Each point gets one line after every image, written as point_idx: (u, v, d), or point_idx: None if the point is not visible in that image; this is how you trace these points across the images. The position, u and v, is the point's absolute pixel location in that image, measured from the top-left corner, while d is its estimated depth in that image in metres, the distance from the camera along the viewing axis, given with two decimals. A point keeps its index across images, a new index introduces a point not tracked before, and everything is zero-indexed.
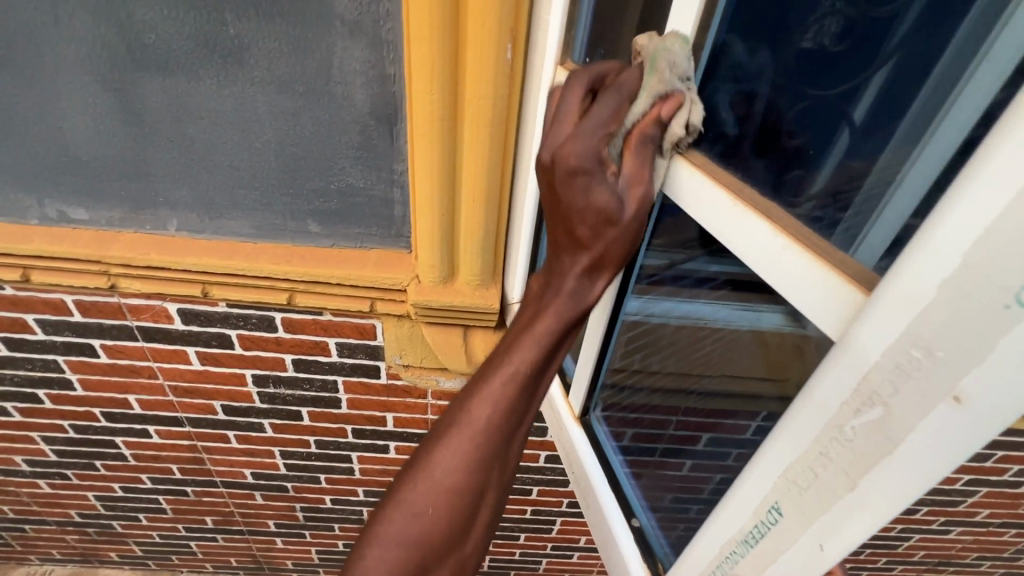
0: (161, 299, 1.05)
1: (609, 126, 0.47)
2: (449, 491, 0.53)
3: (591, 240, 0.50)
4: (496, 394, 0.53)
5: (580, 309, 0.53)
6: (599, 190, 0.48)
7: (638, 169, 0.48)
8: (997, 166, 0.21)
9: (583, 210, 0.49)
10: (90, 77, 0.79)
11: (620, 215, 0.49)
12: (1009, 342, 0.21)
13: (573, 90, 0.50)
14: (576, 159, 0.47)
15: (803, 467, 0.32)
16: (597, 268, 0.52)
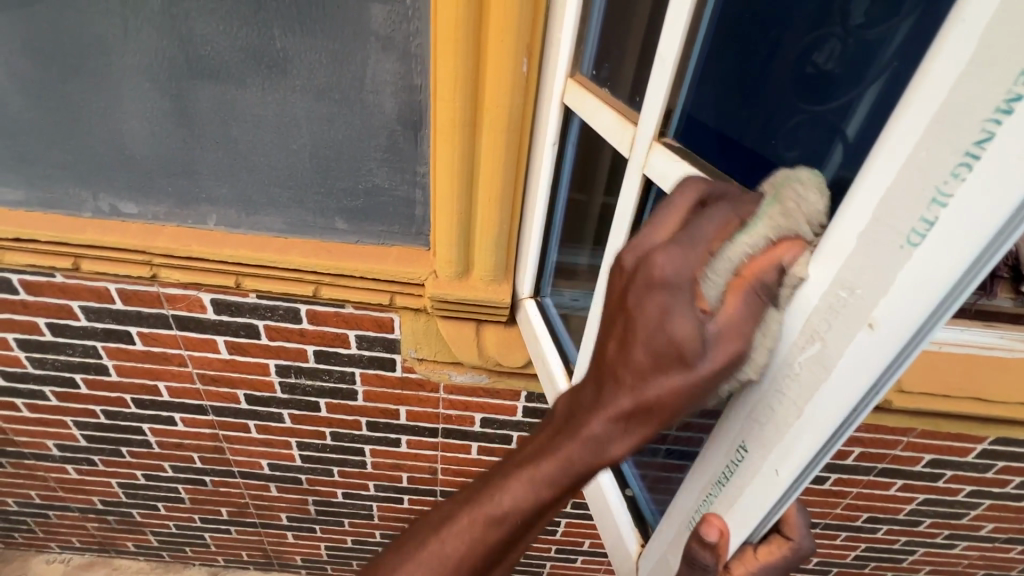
0: (196, 289, 1.13)
1: (711, 243, 0.36)
2: (474, 551, 0.47)
3: (643, 376, 0.37)
4: (533, 480, 0.44)
5: (608, 457, 0.41)
6: (678, 320, 0.35)
7: (736, 325, 0.35)
8: (894, 140, 0.29)
9: (645, 338, 0.37)
10: (151, 85, 0.88)
11: (693, 363, 0.35)
12: (904, 275, 0.29)
13: (681, 200, 0.40)
14: (661, 274, 0.36)
15: (763, 403, 0.38)
16: (640, 420, 0.39)
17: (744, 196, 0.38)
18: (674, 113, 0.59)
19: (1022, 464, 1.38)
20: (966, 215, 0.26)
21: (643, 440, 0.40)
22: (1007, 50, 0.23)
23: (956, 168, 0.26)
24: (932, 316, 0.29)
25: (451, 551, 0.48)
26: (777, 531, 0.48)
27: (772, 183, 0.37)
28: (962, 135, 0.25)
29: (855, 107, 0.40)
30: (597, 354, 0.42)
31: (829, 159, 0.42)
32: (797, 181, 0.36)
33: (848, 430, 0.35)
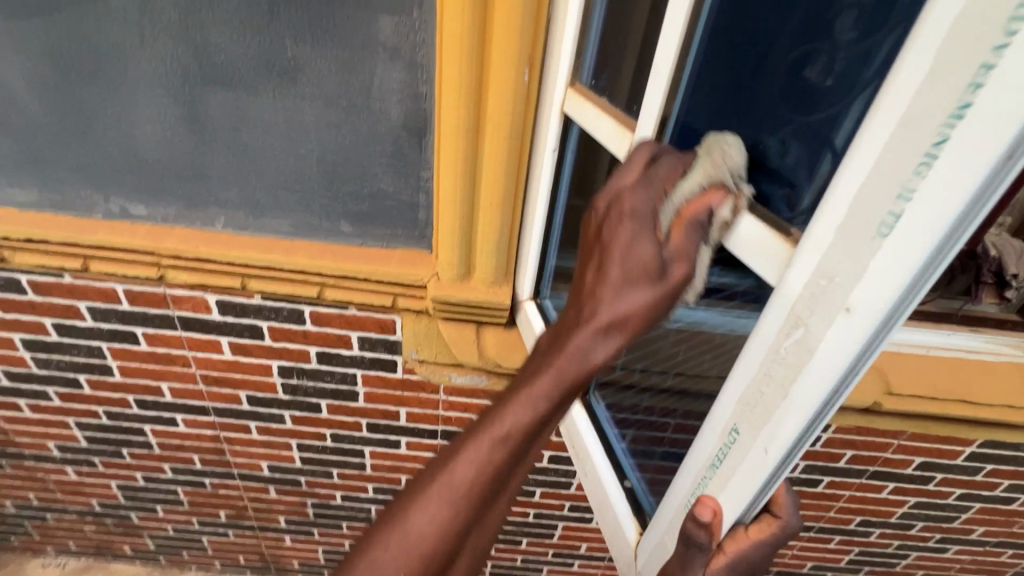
0: (202, 291, 1.15)
1: (665, 186, 0.52)
2: (462, 500, 0.49)
3: (618, 291, 0.49)
4: (518, 412, 0.49)
5: (592, 364, 0.49)
6: (643, 242, 0.49)
7: (684, 247, 0.50)
8: (865, 142, 0.32)
9: (621, 257, 0.50)
10: (164, 90, 0.91)
11: (656, 274, 0.49)
12: (876, 262, 0.32)
13: (640, 157, 0.55)
14: (630, 208, 0.51)
15: (754, 387, 0.42)
16: (617, 328, 0.49)
17: (687, 153, 0.54)
18: (670, 120, 0.61)
19: (1010, 468, 1.40)
20: (926, 209, 0.29)
21: (623, 342, 0.50)
22: (958, 62, 0.26)
23: (918, 165, 0.29)
24: (902, 301, 0.32)
25: (418, 524, 0.49)
26: (767, 511, 0.50)
27: (704, 147, 0.53)
28: (923, 136, 0.29)
29: (839, 120, 0.44)
30: (580, 283, 0.53)
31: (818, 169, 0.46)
32: (721, 147, 0.52)
33: (830, 411, 0.38)
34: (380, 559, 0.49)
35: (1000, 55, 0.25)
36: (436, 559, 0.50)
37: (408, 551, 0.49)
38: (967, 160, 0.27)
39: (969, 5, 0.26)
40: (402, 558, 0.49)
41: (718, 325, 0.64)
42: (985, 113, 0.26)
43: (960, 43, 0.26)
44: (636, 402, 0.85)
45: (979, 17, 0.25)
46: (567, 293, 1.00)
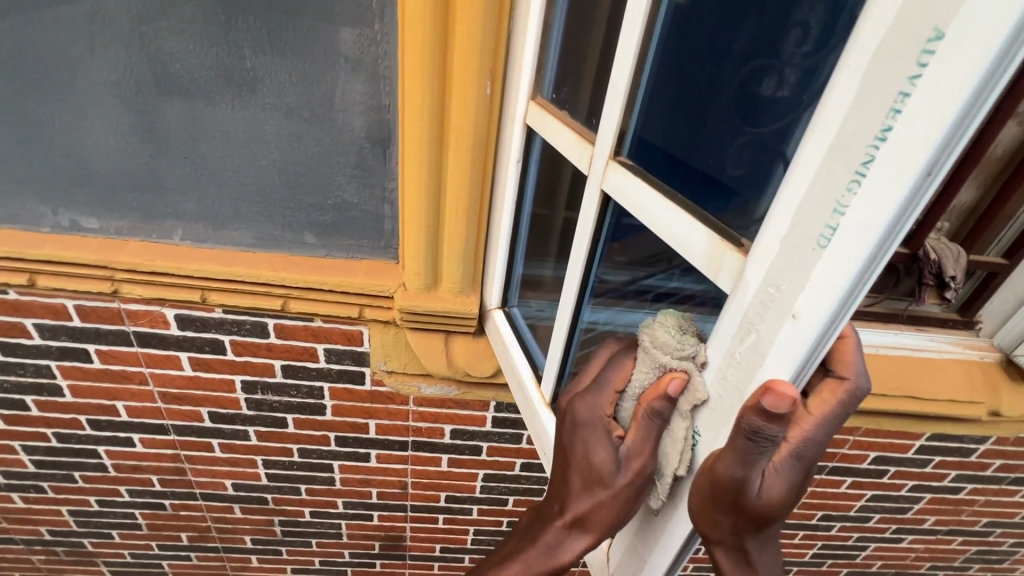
0: (160, 305, 1.12)
1: (615, 389, 0.51)
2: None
3: (580, 493, 0.50)
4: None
5: (559, 561, 0.51)
6: (596, 449, 0.49)
7: (641, 445, 0.48)
8: (805, 158, 0.34)
9: (579, 467, 0.50)
10: (118, 100, 0.89)
11: (612, 479, 0.48)
12: (817, 271, 0.34)
13: (599, 357, 0.55)
14: (580, 418, 0.51)
15: (714, 390, 0.44)
16: (580, 528, 0.50)
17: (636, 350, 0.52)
18: (626, 135, 0.64)
19: (957, 459, 1.48)
20: (858, 223, 0.31)
21: (589, 541, 0.50)
22: (879, 89, 0.29)
23: (850, 183, 0.31)
24: (842, 307, 0.33)
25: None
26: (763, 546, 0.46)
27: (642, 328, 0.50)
28: (854, 155, 0.31)
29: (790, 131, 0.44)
30: (555, 477, 0.54)
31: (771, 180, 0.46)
32: (656, 326, 0.49)
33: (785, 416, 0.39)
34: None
35: (913, 84, 0.27)
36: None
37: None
38: (891, 177, 0.29)
39: (887, 36, 0.28)
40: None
41: None
42: (905, 135, 0.28)
43: (881, 72, 0.29)
44: None
45: (895, 47, 0.28)
46: (533, 301, 1.01)
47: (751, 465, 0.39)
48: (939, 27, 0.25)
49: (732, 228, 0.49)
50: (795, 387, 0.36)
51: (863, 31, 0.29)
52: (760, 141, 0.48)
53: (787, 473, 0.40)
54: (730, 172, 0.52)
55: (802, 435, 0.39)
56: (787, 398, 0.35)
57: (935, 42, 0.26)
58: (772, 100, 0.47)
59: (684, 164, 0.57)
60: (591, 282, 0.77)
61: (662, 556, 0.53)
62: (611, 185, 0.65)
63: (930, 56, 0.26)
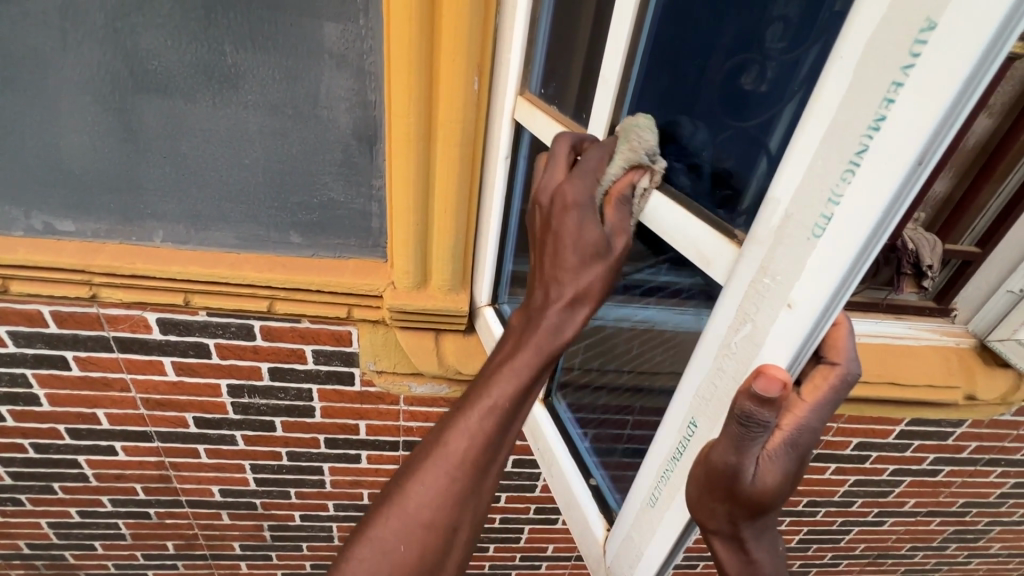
0: (141, 309, 1.09)
1: (595, 170, 0.55)
2: (444, 482, 0.50)
3: (578, 267, 0.52)
4: (490, 405, 0.51)
5: (560, 342, 0.52)
6: (589, 225, 0.53)
7: (620, 222, 0.55)
8: (799, 150, 0.35)
9: (573, 238, 0.53)
10: (93, 99, 0.86)
11: (606, 250, 0.53)
12: (812, 260, 0.34)
13: (562, 149, 0.59)
14: (573, 199, 0.53)
15: (708, 379, 0.44)
16: (580, 301, 0.52)
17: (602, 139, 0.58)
18: (618, 129, 0.64)
19: (935, 442, 1.53)
20: (852, 211, 0.31)
21: (590, 313, 0.53)
22: (873, 79, 0.29)
23: (844, 173, 0.32)
24: (837, 296, 0.34)
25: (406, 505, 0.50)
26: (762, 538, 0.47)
27: (621, 132, 0.57)
28: (848, 146, 0.31)
29: (775, 124, 0.45)
30: (538, 262, 0.56)
31: (756, 171, 0.46)
32: (638, 128, 0.56)
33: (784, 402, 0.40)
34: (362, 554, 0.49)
35: (906, 74, 0.27)
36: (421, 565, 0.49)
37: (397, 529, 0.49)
38: (885, 165, 0.29)
39: (880, 28, 0.29)
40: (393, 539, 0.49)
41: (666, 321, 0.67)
42: (898, 125, 0.28)
43: (874, 63, 0.29)
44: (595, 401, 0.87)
45: (887, 39, 0.28)
46: (524, 297, 1.01)
47: (745, 452, 0.39)
48: (930, 17, 0.26)
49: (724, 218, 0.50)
50: (785, 370, 0.37)
51: (856, 24, 0.30)
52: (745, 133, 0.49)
53: (782, 461, 0.40)
54: (715, 164, 0.53)
55: (795, 422, 0.39)
56: (778, 381, 0.36)
57: (927, 32, 0.26)
58: (758, 95, 0.48)
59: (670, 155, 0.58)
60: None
61: (658, 549, 0.54)
62: None
63: (922, 46, 0.27)
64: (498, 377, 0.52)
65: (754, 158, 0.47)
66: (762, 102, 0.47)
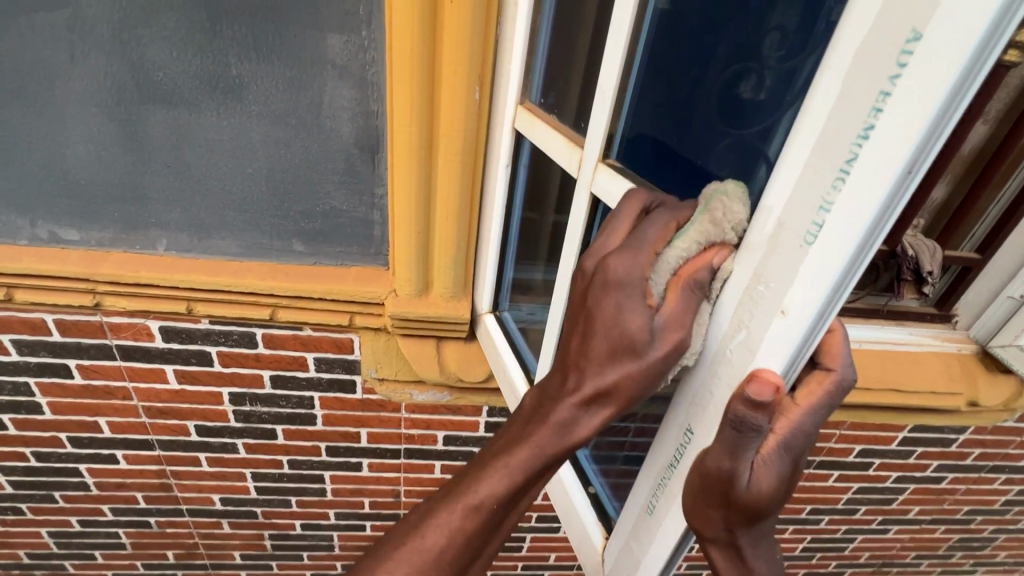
0: (143, 317, 1.09)
1: (656, 247, 0.43)
2: (434, 558, 0.47)
3: (601, 366, 0.44)
4: (491, 484, 0.47)
5: (573, 440, 0.46)
6: (631, 313, 0.42)
7: (678, 316, 0.42)
8: (790, 158, 0.35)
9: (605, 332, 0.44)
10: (98, 110, 0.87)
11: (644, 350, 0.43)
12: (804, 267, 0.35)
13: (628, 209, 0.47)
14: (615, 278, 0.43)
15: (704, 387, 0.44)
16: (600, 405, 0.45)
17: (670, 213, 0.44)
18: (615, 138, 0.65)
19: (938, 449, 1.52)
20: (844, 218, 0.32)
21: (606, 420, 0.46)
22: (862, 89, 0.30)
23: (834, 181, 0.32)
24: (830, 301, 0.34)
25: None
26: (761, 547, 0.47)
27: (705, 196, 0.43)
28: (838, 154, 0.32)
29: (772, 132, 0.45)
30: (560, 350, 0.49)
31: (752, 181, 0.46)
32: (726, 194, 0.41)
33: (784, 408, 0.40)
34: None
35: (893, 84, 0.28)
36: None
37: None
38: (875, 173, 0.30)
39: (866, 40, 0.29)
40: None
41: None
42: (887, 134, 0.29)
43: (862, 73, 0.30)
44: None
45: (874, 49, 0.29)
46: (525, 304, 1.01)
47: (740, 457, 0.40)
48: (916, 29, 0.26)
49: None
50: (779, 375, 0.38)
51: (844, 35, 0.31)
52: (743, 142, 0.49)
53: (777, 465, 0.41)
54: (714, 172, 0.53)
55: (788, 427, 0.39)
56: (770, 385, 0.37)
57: (914, 43, 0.27)
58: (755, 102, 0.48)
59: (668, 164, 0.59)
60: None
61: (656, 557, 0.54)
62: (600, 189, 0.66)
63: (909, 57, 0.27)
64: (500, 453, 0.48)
65: (753, 166, 0.47)
66: (760, 111, 0.47)
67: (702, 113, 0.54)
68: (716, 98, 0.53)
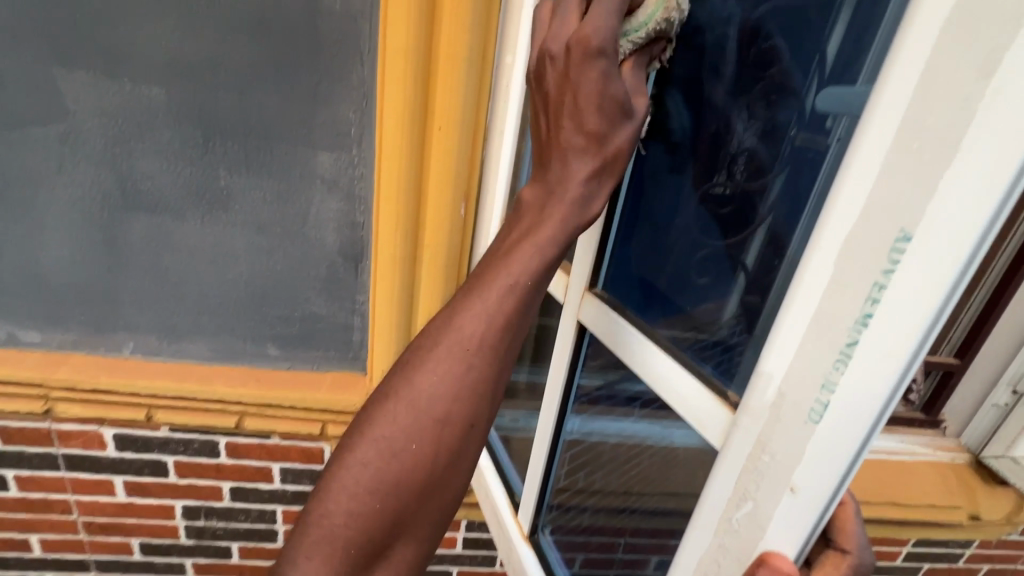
0: (97, 424, 1.02)
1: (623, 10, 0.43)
2: (434, 398, 0.45)
3: (602, 121, 0.44)
4: (483, 307, 0.45)
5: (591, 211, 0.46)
6: (616, 78, 0.43)
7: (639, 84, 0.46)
8: (784, 329, 0.35)
9: (590, 95, 0.43)
10: (79, 215, 0.86)
11: (630, 111, 0.45)
12: (810, 447, 0.33)
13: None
14: (598, 44, 0.42)
15: (710, 557, 0.42)
16: (606, 171, 0.46)
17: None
18: (601, 267, 0.64)
19: (945, 565, 1.43)
20: (850, 402, 0.31)
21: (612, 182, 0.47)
22: (855, 277, 0.30)
23: (835, 360, 0.32)
24: (841, 484, 0.32)
25: (399, 424, 0.45)
26: None
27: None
28: (836, 336, 0.32)
29: (748, 245, 0.50)
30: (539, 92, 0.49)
31: (736, 287, 0.50)
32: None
33: None
34: (352, 480, 0.44)
35: (888, 278, 0.29)
36: (421, 491, 0.45)
37: (391, 448, 0.44)
38: (882, 359, 0.29)
39: (854, 233, 0.31)
40: (384, 462, 0.44)
41: (656, 439, 0.64)
42: (887, 325, 0.29)
43: (854, 260, 0.31)
44: (581, 523, 0.84)
45: (865, 242, 0.30)
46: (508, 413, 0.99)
47: None
48: (905, 229, 0.28)
49: (721, 378, 0.48)
50: (791, 561, 0.35)
51: (827, 223, 0.32)
52: (723, 253, 0.53)
53: None
54: (696, 281, 0.57)
55: None
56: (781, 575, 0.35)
57: (903, 242, 0.28)
58: (728, 215, 0.53)
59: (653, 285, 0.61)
60: (573, 392, 0.73)
61: None
62: (585, 319, 0.65)
63: (901, 254, 0.28)
64: (525, 233, 0.46)
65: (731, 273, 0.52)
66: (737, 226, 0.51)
67: (682, 234, 0.58)
68: (690, 219, 0.57)
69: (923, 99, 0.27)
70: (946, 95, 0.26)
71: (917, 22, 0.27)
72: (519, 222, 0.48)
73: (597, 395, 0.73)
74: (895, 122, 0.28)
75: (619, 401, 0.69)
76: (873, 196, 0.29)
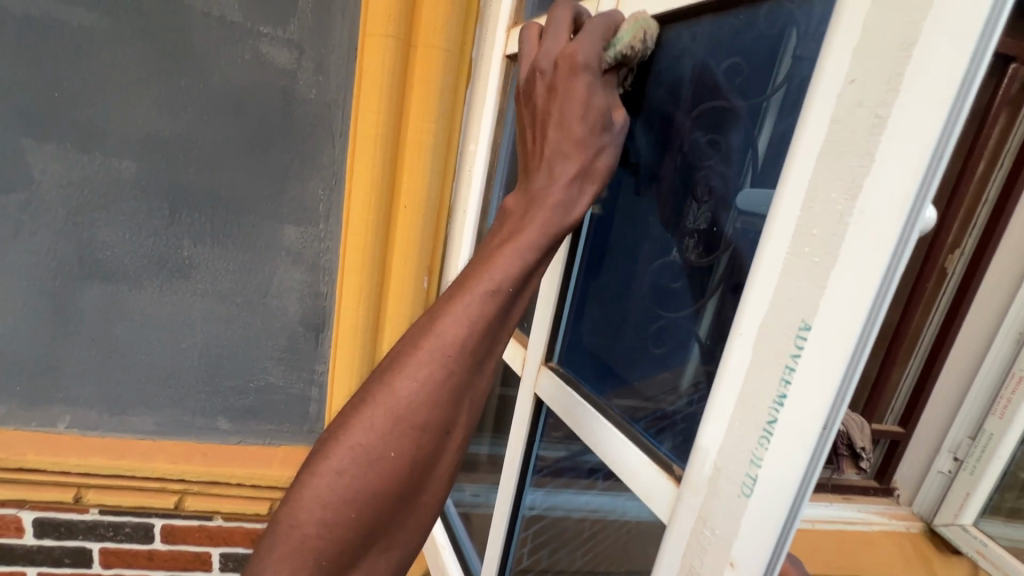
0: (16, 508, 0.93)
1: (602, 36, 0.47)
2: (451, 361, 0.41)
3: (582, 136, 0.44)
4: (505, 265, 0.42)
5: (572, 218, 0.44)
6: (598, 91, 0.44)
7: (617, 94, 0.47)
8: (717, 407, 0.38)
9: (574, 110, 0.44)
10: (29, 283, 0.84)
11: (609, 125, 0.45)
12: (745, 521, 0.35)
13: (562, 15, 0.48)
14: (583, 60, 0.44)
15: None
16: (590, 177, 0.45)
17: (615, 11, 0.50)
18: (557, 340, 0.68)
19: None
20: (772, 477, 0.33)
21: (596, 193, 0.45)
22: (770, 359, 0.34)
23: (759, 438, 0.34)
24: (773, 561, 0.33)
25: (409, 388, 0.41)
26: None
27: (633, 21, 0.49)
28: (760, 413, 0.35)
29: (701, 316, 0.52)
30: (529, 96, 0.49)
31: (692, 359, 0.51)
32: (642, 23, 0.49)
33: None
34: (342, 462, 0.40)
35: (796, 361, 0.32)
36: (414, 473, 0.41)
37: (395, 420, 0.40)
38: (797, 437, 0.32)
39: (766, 321, 0.35)
40: (387, 430, 0.40)
41: (611, 512, 0.63)
42: (798, 403, 0.32)
43: (769, 345, 0.34)
44: None
45: (776, 329, 0.34)
46: (469, 487, 0.97)
47: None
48: (805, 318, 0.32)
49: (664, 448, 0.50)
50: None
51: (747, 311, 0.37)
52: (676, 325, 0.55)
53: None
54: (655, 350, 0.58)
55: None
56: None
57: (805, 330, 0.32)
58: (679, 290, 0.56)
59: (609, 354, 0.64)
60: (532, 462, 0.74)
61: None
62: (544, 391, 0.68)
63: (804, 340, 0.32)
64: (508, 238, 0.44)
65: (688, 344, 0.53)
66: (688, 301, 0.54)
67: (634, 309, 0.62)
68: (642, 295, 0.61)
69: (809, 212, 0.33)
70: (824, 211, 0.31)
71: (800, 151, 0.33)
72: (502, 228, 0.45)
73: (555, 470, 0.73)
74: (790, 229, 0.34)
75: (581, 472, 0.67)
76: (779, 289, 0.34)
